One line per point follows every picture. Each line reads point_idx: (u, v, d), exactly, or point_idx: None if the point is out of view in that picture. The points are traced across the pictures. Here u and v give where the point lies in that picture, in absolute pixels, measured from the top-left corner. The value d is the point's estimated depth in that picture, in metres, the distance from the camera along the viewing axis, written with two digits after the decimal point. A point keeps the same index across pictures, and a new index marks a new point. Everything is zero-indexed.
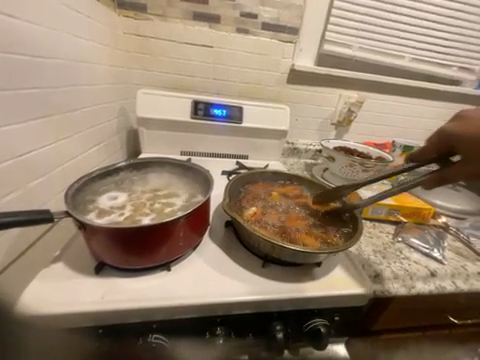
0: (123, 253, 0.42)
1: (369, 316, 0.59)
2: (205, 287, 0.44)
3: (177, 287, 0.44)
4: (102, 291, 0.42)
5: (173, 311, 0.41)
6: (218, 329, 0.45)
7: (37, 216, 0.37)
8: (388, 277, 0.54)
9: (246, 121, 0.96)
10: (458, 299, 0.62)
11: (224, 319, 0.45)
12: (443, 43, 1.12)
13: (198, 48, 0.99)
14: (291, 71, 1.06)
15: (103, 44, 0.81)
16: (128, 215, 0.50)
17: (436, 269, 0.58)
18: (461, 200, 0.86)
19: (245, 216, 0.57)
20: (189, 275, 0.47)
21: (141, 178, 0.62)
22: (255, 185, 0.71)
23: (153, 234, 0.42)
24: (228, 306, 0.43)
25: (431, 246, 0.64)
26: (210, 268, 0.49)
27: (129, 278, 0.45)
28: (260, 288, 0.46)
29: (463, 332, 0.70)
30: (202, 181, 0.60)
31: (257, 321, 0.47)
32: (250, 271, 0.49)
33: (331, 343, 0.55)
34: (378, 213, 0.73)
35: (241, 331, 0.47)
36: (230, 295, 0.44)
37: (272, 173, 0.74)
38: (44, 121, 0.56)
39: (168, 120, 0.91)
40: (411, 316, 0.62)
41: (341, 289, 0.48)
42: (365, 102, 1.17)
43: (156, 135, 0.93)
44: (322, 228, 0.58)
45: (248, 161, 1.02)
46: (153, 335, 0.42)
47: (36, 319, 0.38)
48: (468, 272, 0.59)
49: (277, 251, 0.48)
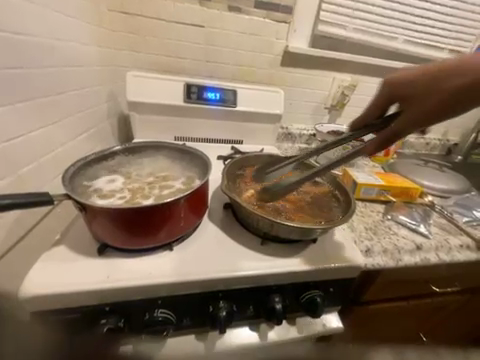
0: (125, 234, 0.43)
1: (360, 288, 0.63)
2: (207, 264, 0.46)
3: (179, 264, 0.45)
4: (107, 270, 0.43)
5: (177, 287, 0.43)
6: (221, 303, 0.46)
7: (36, 199, 0.37)
8: (377, 251, 0.58)
9: (240, 105, 0.95)
10: (440, 271, 0.67)
11: (227, 293, 0.47)
12: (436, 24, 1.11)
13: (189, 28, 0.95)
14: (285, 53, 1.04)
15: (87, 21, 0.77)
16: (126, 198, 0.50)
17: (422, 243, 0.62)
18: (446, 179, 0.91)
19: (244, 198, 0.58)
20: (193, 253, 0.48)
21: (137, 162, 0.61)
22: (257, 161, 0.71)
23: (154, 215, 0.43)
24: (229, 281, 0.45)
25: (418, 222, 0.68)
26: (211, 247, 0.50)
27: (132, 258, 0.46)
28: (260, 264, 0.48)
29: (442, 300, 0.76)
30: (200, 164, 0.60)
31: (257, 295, 0.49)
32: (250, 248, 0.52)
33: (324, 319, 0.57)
34: (370, 193, 0.76)
35: (242, 305, 0.49)
36: (232, 270, 0.46)
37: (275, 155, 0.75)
38: (28, 104, 0.53)
39: (162, 104, 0.89)
40: (398, 286, 0.67)
41: (334, 262, 0.51)
42: (359, 86, 1.17)
43: (148, 121, 0.91)
44: (318, 208, 0.60)
45: (243, 146, 1.02)
46: (159, 310, 0.44)
47: (40, 299, 0.38)
48: (450, 244, 0.64)
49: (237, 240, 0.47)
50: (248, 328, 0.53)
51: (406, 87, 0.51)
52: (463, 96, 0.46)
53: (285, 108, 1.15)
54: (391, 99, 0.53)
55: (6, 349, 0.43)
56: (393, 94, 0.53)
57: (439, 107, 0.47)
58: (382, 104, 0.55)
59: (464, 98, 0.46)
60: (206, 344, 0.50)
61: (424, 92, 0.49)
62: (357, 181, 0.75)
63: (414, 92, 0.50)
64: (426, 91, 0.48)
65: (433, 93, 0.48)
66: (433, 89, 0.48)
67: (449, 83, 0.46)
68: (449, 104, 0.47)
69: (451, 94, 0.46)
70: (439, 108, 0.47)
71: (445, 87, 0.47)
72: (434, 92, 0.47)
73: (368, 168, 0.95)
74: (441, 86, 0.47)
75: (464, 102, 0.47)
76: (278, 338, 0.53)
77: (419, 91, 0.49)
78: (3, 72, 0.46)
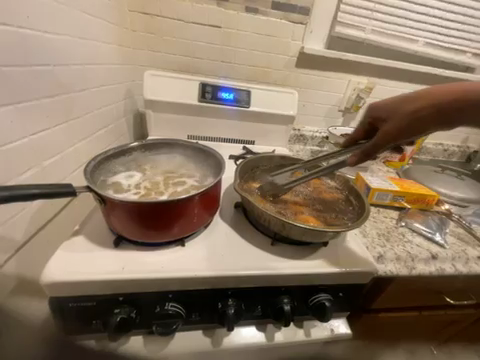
0: (140, 228, 0.44)
1: (369, 295, 0.62)
2: (218, 261, 0.47)
3: (191, 260, 0.46)
4: (121, 262, 0.44)
5: (188, 283, 0.44)
6: (229, 300, 0.47)
7: (59, 190, 0.39)
8: (390, 258, 0.57)
9: (253, 105, 0.95)
10: (456, 282, 0.65)
11: (236, 291, 0.47)
12: (460, 26, 1.07)
13: (206, 29, 0.96)
14: (301, 54, 1.04)
15: (109, 21, 0.79)
16: (142, 194, 0.51)
17: (438, 252, 0.60)
18: (465, 188, 0.87)
19: (256, 198, 0.59)
20: (205, 250, 0.49)
21: (153, 159, 0.63)
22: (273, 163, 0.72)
23: (168, 212, 0.44)
24: (238, 280, 0.46)
25: (434, 231, 0.66)
26: (222, 245, 0.51)
27: (146, 252, 0.47)
28: (270, 264, 0.48)
29: (456, 313, 0.73)
30: (213, 164, 0.61)
31: (266, 295, 0.49)
32: (260, 247, 0.52)
33: (331, 324, 0.56)
34: (383, 199, 0.74)
35: (250, 304, 0.49)
36: (242, 269, 0.46)
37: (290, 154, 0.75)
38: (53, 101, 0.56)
39: (176, 103, 0.90)
40: (410, 296, 0.65)
41: (346, 267, 0.50)
42: (374, 89, 1.15)
43: (162, 118, 0.93)
44: (330, 211, 0.59)
45: (255, 147, 1.02)
46: (169, 304, 0.45)
47: (58, 286, 0.40)
48: (468, 256, 0.61)
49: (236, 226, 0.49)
50: (255, 328, 0.53)
51: (374, 110, 0.52)
52: (426, 117, 0.46)
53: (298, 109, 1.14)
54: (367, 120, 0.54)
55: (8, 350, 0.43)
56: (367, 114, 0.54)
57: (411, 122, 0.46)
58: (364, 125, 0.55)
59: (428, 120, 0.46)
60: (213, 340, 0.50)
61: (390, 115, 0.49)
62: (371, 186, 0.74)
63: (381, 114, 0.50)
64: (395, 109, 0.48)
65: (397, 116, 0.47)
66: (402, 106, 0.47)
67: (408, 107, 0.46)
68: (414, 126, 0.46)
69: (415, 115, 0.46)
70: (405, 131, 0.47)
71: (405, 109, 0.47)
72: (397, 116, 0.47)
73: (381, 173, 0.93)
74: (403, 109, 0.47)
75: (429, 124, 0.46)
76: (284, 340, 0.53)
77: (385, 113, 0.50)
78: (31, 68, 0.49)
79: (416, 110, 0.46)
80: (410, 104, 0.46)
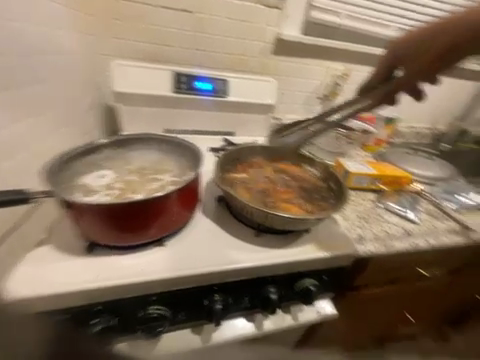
0: (115, 232, 0.42)
1: (351, 275, 0.65)
2: (201, 258, 0.46)
3: (173, 259, 0.45)
4: (96, 270, 0.41)
5: (172, 283, 0.42)
6: (216, 296, 0.46)
7: (13, 197, 0.35)
8: (369, 238, 0.59)
9: (231, 95, 0.93)
10: (428, 256, 0.69)
11: (222, 287, 0.47)
12: (426, 11, 1.11)
13: (177, 14, 0.90)
14: (277, 40, 1.01)
15: (67, 5, 0.71)
16: (115, 195, 0.48)
17: (412, 229, 0.64)
18: (435, 167, 0.92)
19: (238, 190, 0.57)
20: (186, 249, 0.47)
21: (126, 157, 0.60)
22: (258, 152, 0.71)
23: (144, 211, 0.41)
24: (224, 275, 0.45)
25: (407, 209, 0.70)
26: (205, 241, 0.50)
27: (125, 255, 0.45)
28: (256, 256, 0.48)
29: (429, 283, 0.79)
30: (191, 157, 0.58)
31: (252, 287, 0.49)
32: (244, 240, 0.51)
33: (316, 305, 0.58)
34: (361, 183, 0.76)
35: (237, 297, 0.49)
36: (227, 264, 0.45)
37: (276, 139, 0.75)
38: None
39: (149, 95, 0.84)
40: (388, 272, 0.68)
41: (328, 252, 0.52)
42: (350, 75, 1.16)
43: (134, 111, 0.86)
44: (312, 199, 0.59)
45: (235, 138, 1.00)
46: (153, 307, 0.43)
47: (25, 302, 0.37)
48: (438, 229, 0.66)
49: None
50: (244, 319, 0.53)
51: (397, 50, 0.67)
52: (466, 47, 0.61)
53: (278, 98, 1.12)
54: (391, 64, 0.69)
55: None
56: (393, 60, 0.68)
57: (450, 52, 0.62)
58: (383, 67, 0.70)
59: (451, 55, 0.62)
60: (202, 336, 0.50)
61: (420, 52, 0.65)
62: (349, 170, 0.75)
63: (403, 54, 0.67)
64: (422, 47, 0.64)
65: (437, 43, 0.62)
66: (430, 40, 0.63)
67: (446, 36, 0.61)
68: (451, 55, 0.62)
69: (453, 45, 0.60)
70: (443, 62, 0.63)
71: (438, 44, 0.62)
72: (436, 45, 0.62)
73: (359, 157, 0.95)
74: (433, 43, 0.62)
75: (451, 57, 0.62)
76: (273, 327, 0.54)
77: (414, 51, 0.65)
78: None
79: (454, 39, 0.60)
80: (461, 25, 0.60)
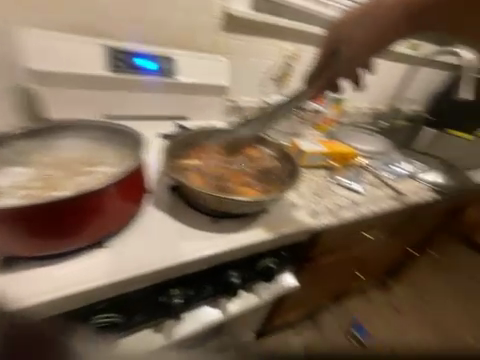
0: (35, 238, 0.35)
1: (309, 249, 0.68)
2: (153, 254, 0.43)
3: (124, 257, 0.41)
4: (26, 286, 0.35)
5: (123, 285, 0.39)
6: (174, 290, 0.44)
7: None
8: (323, 212, 0.63)
9: (181, 75, 0.83)
10: (373, 222, 0.78)
11: (181, 281, 0.46)
12: None
13: None
14: (225, 15, 0.93)
15: None
16: (35, 194, 0.42)
17: (357, 199, 0.71)
18: (376, 143, 1.02)
19: (189, 178, 0.54)
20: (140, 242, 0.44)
21: (54, 145, 0.51)
22: (210, 138, 0.66)
23: (72, 210, 0.35)
24: (181, 268, 0.44)
25: (353, 181, 0.77)
26: (158, 236, 0.46)
27: (66, 260, 0.39)
28: (213, 243, 0.47)
29: (375, 245, 0.90)
30: (130, 145, 0.51)
31: (212, 274, 0.49)
32: (201, 228, 0.49)
33: (279, 278, 0.59)
34: (314, 161, 0.79)
35: (198, 287, 0.48)
36: (182, 257, 0.43)
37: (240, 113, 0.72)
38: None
39: (73, 75, 0.68)
40: (341, 240, 0.75)
41: (285, 229, 0.54)
42: (301, 56, 1.17)
43: (55, 95, 0.68)
44: (267, 180, 0.60)
45: (189, 124, 0.91)
46: (103, 315, 0.40)
47: None
48: (376, 195, 0.75)
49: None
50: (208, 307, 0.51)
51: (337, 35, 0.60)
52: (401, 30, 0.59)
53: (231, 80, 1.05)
54: (331, 46, 0.61)
55: None
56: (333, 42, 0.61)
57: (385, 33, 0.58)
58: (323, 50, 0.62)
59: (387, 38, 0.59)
60: (164, 334, 0.47)
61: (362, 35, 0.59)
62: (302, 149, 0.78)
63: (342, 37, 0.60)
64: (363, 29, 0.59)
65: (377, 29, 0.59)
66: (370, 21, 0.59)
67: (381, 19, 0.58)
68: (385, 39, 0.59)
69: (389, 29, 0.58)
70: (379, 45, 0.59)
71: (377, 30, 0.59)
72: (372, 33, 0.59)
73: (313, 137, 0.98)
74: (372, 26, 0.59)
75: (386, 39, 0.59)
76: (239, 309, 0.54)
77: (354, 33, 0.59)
78: None
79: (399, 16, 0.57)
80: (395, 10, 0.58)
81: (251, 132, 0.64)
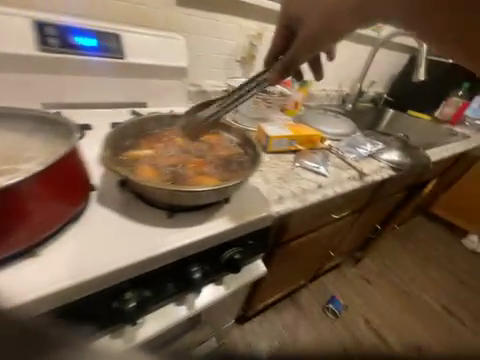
0: (47, 208, 0.32)
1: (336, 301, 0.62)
2: (168, 234, 0.40)
3: (161, 232, 0.40)
4: (78, 266, 0.33)
5: (149, 263, 0.37)
6: (195, 267, 0.44)
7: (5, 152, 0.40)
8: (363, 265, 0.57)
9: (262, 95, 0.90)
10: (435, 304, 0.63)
11: (200, 258, 0.45)
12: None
13: None
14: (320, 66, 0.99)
15: None
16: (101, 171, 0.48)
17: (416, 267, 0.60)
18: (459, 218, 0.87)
19: (215, 167, 0.50)
20: (182, 221, 0.43)
21: (143, 132, 0.54)
22: (277, 156, 0.68)
23: (63, 169, 0.33)
24: (207, 241, 0.43)
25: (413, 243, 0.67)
26: (174, 224, 0.42)
27: (103, 222, 0.39)
28: (237, 225, 0.45)
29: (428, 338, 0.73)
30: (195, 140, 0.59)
31: (231, 258, 0.48)
32: (227, 217, 0.46)
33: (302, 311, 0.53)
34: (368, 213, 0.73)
35: (219, 265, 0.48)
36: (201, 233, 0.42)
37: (320, 141, 0.73)
38: (46, 56, 0.53)
39: (180, 68, 0.70)
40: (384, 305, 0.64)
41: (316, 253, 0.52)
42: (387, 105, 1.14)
43: (147, 75, 0.67)
44: (312, 203, 0.59)
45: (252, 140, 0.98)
46: (129, 293, 0.38)
47: None
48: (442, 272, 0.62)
49: (226, 204, 0.48)
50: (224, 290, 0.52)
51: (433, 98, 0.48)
52: None
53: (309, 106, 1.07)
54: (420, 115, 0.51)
55: None
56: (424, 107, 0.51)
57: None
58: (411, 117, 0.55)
59: None
60: (187, 305, 0.47)
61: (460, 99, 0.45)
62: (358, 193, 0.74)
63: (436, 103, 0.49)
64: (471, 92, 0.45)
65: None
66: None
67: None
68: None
69: None
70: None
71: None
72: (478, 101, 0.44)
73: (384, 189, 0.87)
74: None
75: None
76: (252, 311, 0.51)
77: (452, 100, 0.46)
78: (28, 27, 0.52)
79: None
80: None
81: (310, 161, 0.66)
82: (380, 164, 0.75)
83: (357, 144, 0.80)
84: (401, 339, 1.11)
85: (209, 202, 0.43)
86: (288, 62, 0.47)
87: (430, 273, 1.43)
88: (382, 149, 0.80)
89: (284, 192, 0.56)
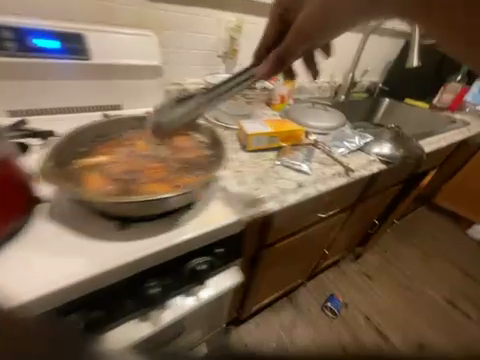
0: None
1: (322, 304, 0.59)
2: (122, 248, 0.39)
3: (115, 247, 0.39)
4: (28, 286, 0.33)
5: (99, 279, 0.36)
6: (153, 282, 0.43)
7: None
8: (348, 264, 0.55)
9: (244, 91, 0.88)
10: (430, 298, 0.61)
11: (158, 273, 0.43)
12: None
13: None
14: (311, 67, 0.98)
15: None
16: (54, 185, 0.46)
17: None
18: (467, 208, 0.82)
19: (181, 169, 0.49)
20: (140, 231, 0.42)
21: (115, 136, 0.54)
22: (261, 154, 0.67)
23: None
24: (164, 253, 0.42)
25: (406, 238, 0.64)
26: (128, 238, 0.41)
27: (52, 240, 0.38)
28: (197, 235, 0.44)
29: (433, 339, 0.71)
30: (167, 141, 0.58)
31: (193, 271, 0.47)
32: (187, 227, 0.45)
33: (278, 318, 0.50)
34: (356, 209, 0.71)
35: (181, 279, 0.47)
36: (158, 245, 0.41)
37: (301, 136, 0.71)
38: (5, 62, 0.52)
39: (153, 67, 0.68)
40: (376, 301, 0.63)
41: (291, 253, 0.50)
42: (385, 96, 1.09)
43: (132, 76, 0.67)
44: (291, 200, 0.56)
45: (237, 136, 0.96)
46: (78, 315, 0.37)
47: None
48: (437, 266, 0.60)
49: (188, 212, 0.47)
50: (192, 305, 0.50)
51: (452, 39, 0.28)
52: None
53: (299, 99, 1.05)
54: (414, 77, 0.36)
55: None
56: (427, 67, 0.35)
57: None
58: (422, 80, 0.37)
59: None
60: (151, 322, 0.45)
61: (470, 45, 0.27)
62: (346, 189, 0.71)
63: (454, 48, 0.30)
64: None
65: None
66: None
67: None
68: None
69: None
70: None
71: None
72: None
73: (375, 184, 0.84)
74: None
75: None
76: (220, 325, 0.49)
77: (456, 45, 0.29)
78: None
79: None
80: None
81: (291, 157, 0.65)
82: (370, 157, 0.74)
83: (345, 137, 0.78)
84: (404, 336, 1.10)
85: (176, 207, 0.43)
86: (283, 53, 0.44)
87: (434, 266, 1.40)
88: (372, 141, 0.77)
89: (262, 194, 0.55)
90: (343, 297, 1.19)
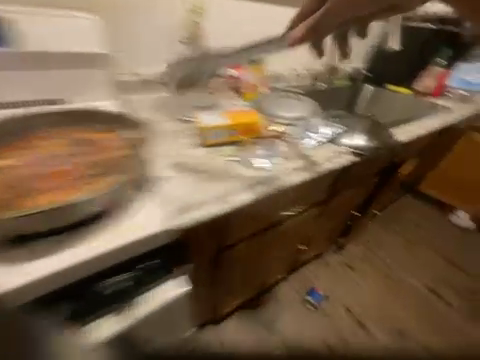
0: None
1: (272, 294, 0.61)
2: (21, 270, 0.44)
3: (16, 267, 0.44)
4: None
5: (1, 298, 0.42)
6: (62, 305, 0.52)
7: None
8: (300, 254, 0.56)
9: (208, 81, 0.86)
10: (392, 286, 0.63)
11: (65, 295, 0.52)
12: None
13: None
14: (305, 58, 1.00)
15: None
16: None
17: None
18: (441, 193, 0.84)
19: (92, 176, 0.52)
20: (40, 249, 0.46)
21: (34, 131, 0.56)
22: (219, 148, 0.71)
23: None
24: (68, 270, 0.46)
25: None
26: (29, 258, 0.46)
27: None
28: (99, 249, 0.48)
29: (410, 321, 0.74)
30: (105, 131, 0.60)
31: (100, 288, 0.54)
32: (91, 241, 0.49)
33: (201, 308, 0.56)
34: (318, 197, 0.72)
35: (91, 299, 0.54)
36: (60, 262, 0.46)
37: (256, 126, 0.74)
38: None
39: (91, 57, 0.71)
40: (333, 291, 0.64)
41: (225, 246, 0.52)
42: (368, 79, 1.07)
43: (68, 65, 0.69)
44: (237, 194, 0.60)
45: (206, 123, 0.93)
46: None
47: None
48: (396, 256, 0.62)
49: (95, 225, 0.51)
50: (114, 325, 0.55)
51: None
52: None
53: (275, 87, 1.01)
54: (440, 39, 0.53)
55: None
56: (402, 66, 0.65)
57: None
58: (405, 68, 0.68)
59: None
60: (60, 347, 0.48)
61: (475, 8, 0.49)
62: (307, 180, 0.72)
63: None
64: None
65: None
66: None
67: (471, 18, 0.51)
68: None
69: None
70: None
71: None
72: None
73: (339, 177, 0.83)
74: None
75: None
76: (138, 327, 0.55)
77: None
78: None
79: None
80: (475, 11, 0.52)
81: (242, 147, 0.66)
82: (341, 148, 0.76)
83: (311, 129, 0.81)
84: (384, 326, 1.14)
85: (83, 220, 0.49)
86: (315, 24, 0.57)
87: (417, 253, 1.43)
88: (344, 132, 0.79)
89: (198, 197, 0.58)
90: (324, 290, 1.21)
